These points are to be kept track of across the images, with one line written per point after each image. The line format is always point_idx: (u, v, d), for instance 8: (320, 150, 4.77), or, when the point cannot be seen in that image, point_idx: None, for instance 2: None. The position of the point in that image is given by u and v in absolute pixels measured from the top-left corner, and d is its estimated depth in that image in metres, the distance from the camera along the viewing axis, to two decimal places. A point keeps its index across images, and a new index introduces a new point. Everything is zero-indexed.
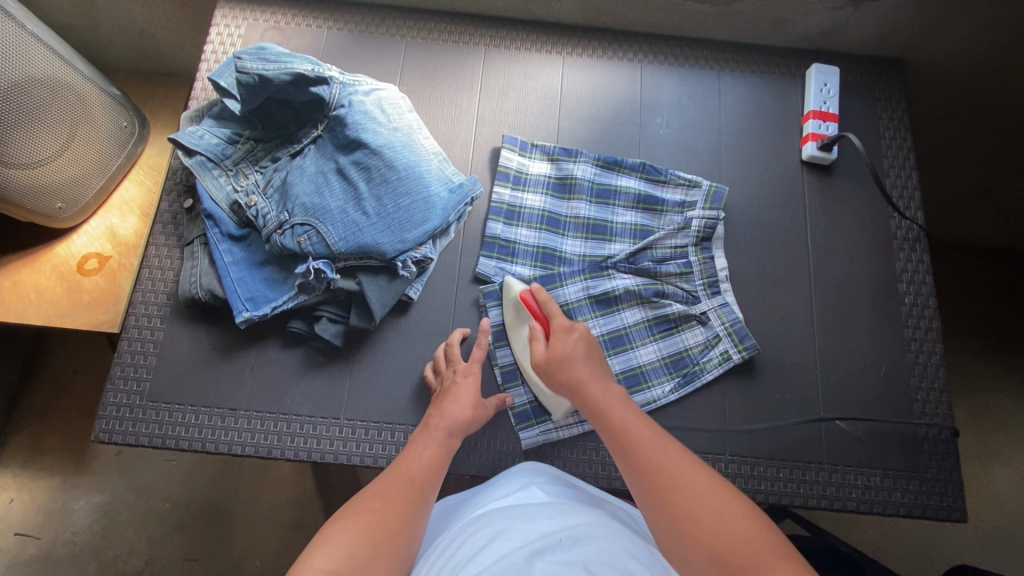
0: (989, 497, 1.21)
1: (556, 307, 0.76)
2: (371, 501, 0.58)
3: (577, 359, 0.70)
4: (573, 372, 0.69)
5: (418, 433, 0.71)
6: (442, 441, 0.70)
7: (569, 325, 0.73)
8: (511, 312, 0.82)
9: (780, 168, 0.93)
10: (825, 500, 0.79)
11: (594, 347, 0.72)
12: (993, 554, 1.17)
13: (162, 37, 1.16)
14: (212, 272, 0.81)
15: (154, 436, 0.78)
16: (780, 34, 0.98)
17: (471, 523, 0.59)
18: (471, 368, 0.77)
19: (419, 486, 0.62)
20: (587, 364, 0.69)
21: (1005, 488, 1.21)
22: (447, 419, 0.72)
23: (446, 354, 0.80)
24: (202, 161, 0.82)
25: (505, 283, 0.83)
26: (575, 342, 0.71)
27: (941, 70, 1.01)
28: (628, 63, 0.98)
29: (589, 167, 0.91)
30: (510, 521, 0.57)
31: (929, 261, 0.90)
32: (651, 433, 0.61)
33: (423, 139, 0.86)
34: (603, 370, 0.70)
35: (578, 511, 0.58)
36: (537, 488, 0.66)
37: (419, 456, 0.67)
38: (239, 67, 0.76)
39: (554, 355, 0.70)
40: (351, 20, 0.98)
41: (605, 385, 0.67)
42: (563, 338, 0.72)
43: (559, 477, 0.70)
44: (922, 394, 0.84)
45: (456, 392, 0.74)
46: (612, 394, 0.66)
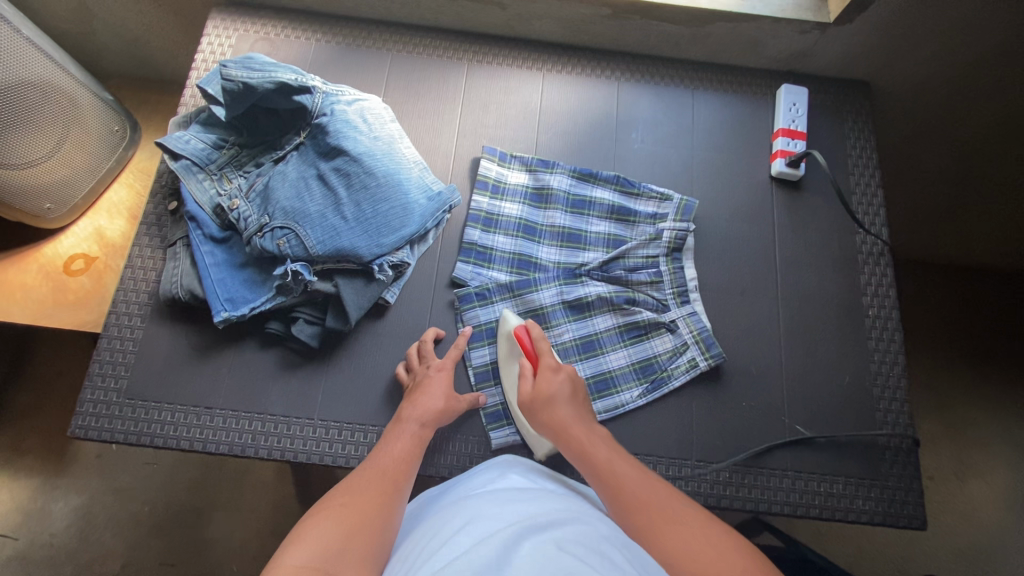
0: (960, 511, 1.23)
1: (546, 345, 0.79)
2: (342, 496, 0.60)
3: (561, 401, 0.73)
4: (558, 413, 0.72)
5: (392, 427, 0.74)
6: (415, 432, 0.72)
7: (556, 365, 0.76)
8: (504, 347, 0.84)
9: (751, 184, 0.97)
10: (789, 506, 0.81)
11: (580, 389, 0.76)
12: (962, 568, 1.18)
13: (156, 46, 1.19)
14: (192, 273, 0.82)
15: (129, 432, 0.79)
16: (752, 56, 1.02)
17: (447, 510, 0.61)
18: (444, 364, 0.80)
19: (392, 477, 0.65)
20: (572, 406, 0.73)
21: (977, 502, 1.23)
22: (418, 410, 0.75)
23: (420, 351, 0.83)
24: (187, 165, 0.84)
25: (500, 317, 0.86)
26: (561, 383, 0.75)
27: (906, 93, 1.05)
28: (605, 80, 1.02)
29: (565, 178, 0.94)
30: (487, 506, 0.58)
31: (892, 275, 0.93)
32: (634, 472, 0.64)
33: (404, 148, 0.89)
34: (586, 413, 0.73)
35: (553, 499, 0.60)
36: (515, 477, 0.68)
37: (393, 450, 0.69)
38: (226, 75, 0.79)
39: (540, 394, 0.74)
40: (339, 33, 1.02)
41: (588, 429, 0.70)
42: (550, 378, 0.75)
43: (534, 468, 0.72)
44: (883, 404, 0.86)
45: (428, 385, 0.77)
46: (593, 436, 0.70)
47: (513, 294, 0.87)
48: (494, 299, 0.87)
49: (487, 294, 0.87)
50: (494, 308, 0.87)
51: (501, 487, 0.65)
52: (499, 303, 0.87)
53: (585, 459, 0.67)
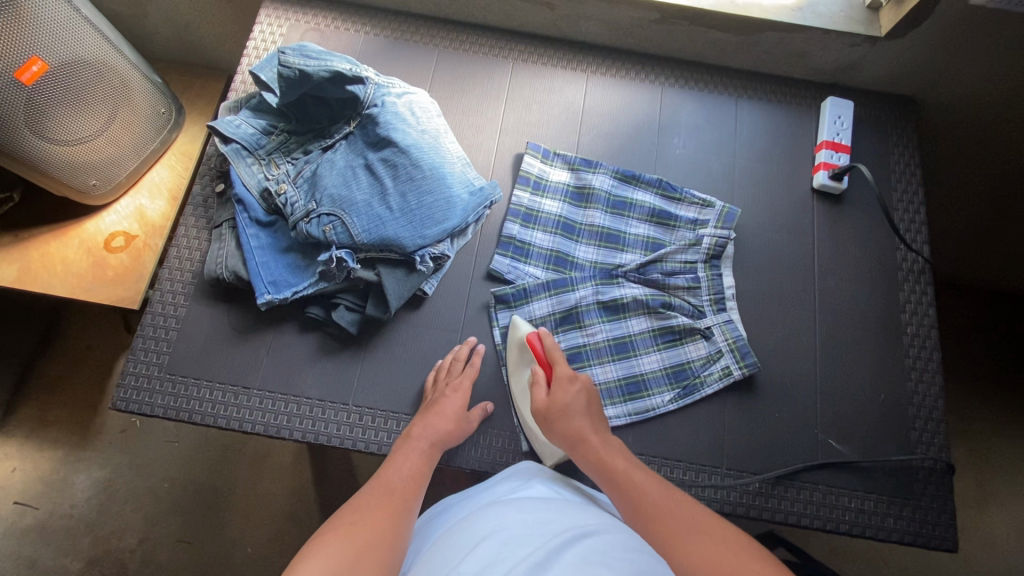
0: (983, 539, 1.21)
1: (560, 355, 0.78)
2: (352, 513, 0.61)
3: (577, 411, 0.73)
4: (573, 423, 0.72)
5: (400, 445, 0.74)
6: (424, 451, 0.73)
7: (571, 375, 0.76)
8: (515, 353, 0.84)
9: (791, 195, 0.96)
10: (818, 520, 0.80)
11: (594, 400, 0.76)
12: None
13: (204, 31, 1.21)
14: (237, 254, 0.84)
15: (168, 407, 0.81)
16: (797, 67, 1.01)
17: (469, 518, 0.62)
18: (461, 384, 0.79)
19: (401, 495, 0.65)
20: (588, 416, 0.73)
21: (1002, 532, 1.21)
22: (430, 431, 0.75)
23: (449, 364, 0.82)
24: (237, 148, 0.86)
25: (512, 323, 0.85)
26: (577, 393, 0.74)
27: (953, 111, 1.04)
28: (649, 84, 1.02)
29: (607, 178, 0.94)
30: (508, 513, 0.60)
31: (932, 294, 0.92)
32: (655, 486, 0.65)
33: (449, 143, 0.89)
34: (600, 422, 0.73)
35: (576, 511, 0.60)
36: (535, 484, 0.69)
37: (401, 467, 0.70)
38: (283, 61, 0.81)
39: (555, 404, 0.73)
40: (387, 26, 1.03)
41: (603, 439, 0.71)
42: (564, 388, 0.74)
43: (545, 472, 0.73)
44: (919, 423, 0.85)
45: (441, 405, 0.77)
46: (610, 448, 0.70)
47: (550, 291, 0.88)
48: (531, 295, 0.87)
49: (523, 291, 0.87)
50: (531, 306, 0.87)
51: (521, 495, 0.66)
52: (537, 301, 0.88)
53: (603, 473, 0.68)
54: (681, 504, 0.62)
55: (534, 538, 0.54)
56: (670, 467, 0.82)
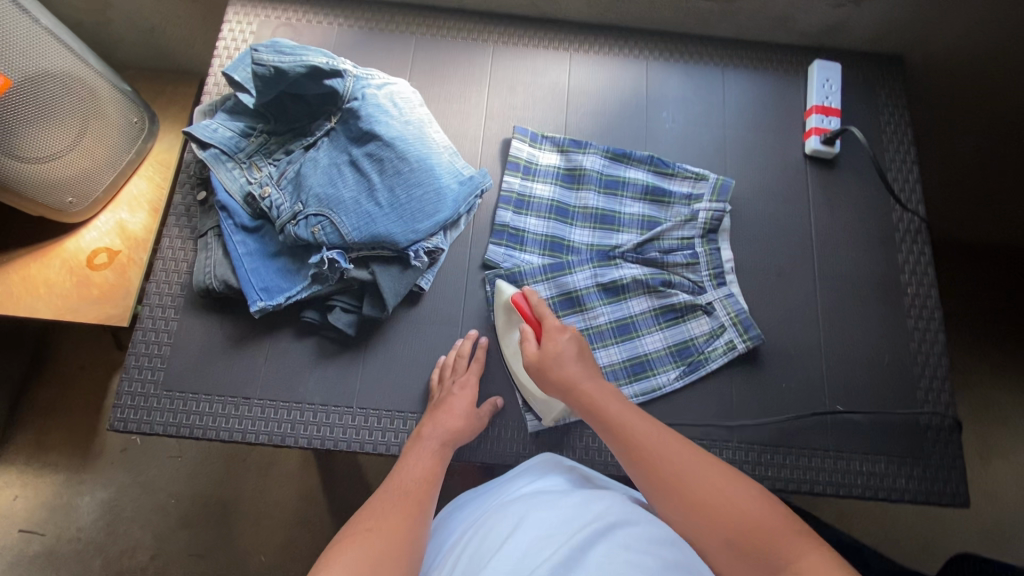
0: (990, 491, 1.22)
1: (546, 308, 0.77)
2: (367, 520, 0.59)
3: (568, 359, 0.72)
4: (566, 373, 0.71)
5: (411, 445, 0.73)
6: (435, 451, 0.72)
7: (559, 327, 0.74)
8: (502, 316, 0.83)
9: (784, 162, 0.95)
10: (831, 486, 0.80)
11: (583, 342, 0.75)
12: (994, 546, 1.18)
13: (171, 34, 1.17)
14: (225, 263, 0.82)
15: (168, 424, 0.79)
16: (782, 31, 1.00)
17: (483, 520, 0.61)
18: (468, 381, 0.79)
19: (415, 499, 0.64)
20: (580, 362, 0.72)
21: (1005, 483, 1.23)
22: (440, 429, 0.74)
23: (453, 362, 0.81)
24: (216, 153, 0.83)
25: (498, 287, 0.84)
26: (567, 342, 0.73)
27: (940, 66, 1.03)
28: (634, 59, 1.00)
29: (598, 158, 0.92)
30: (523, 513, 0.59)
31: (930, 253, 0.91)
32: (648, 428, 0.65)
33: (434, 132, 0.87)
34: (592, 367, 0.72)
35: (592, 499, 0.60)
36: (546, 479, 0.68)
37: (412, 468, 0.69)
38: (256, 59, 0.77)
39: (546, 357, 0.72)
40: (361, 16, 1.00)
41: (597, 383, 0.70)
42: (555, 339, 0.73)
43: (553, 461, 0.72)
44: (924, 381, 0.85)
45: (450, 403, 0.76)
46: (603, 390, 0.70)
47: (547, 278, 0.86)
48: (528, 284, 0.86)
49: (520, 280, 0.86)
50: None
51: (534, 490, 0.65)
52: (536, 289, 0.86)
53: (600, 421, 0.67)
54: (678, 446, 0.63)
55: (554, 538, 0.53)
56: None
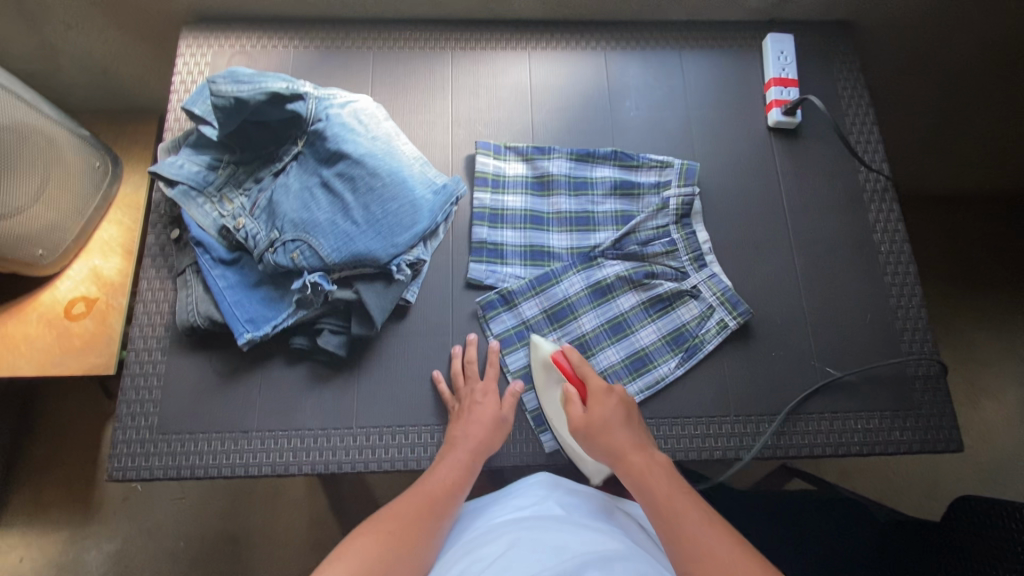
0: (986, 432, 1.26)
1: (589, 368, 0.78)
2: (391, 521, 0.63)
3: (617, 426, 0.73)
4: (614, 438, 0.72)
5: (444, 452, 0.75)
6: (465, 461, 0.73)
7: (606, 389, 0.76)
8: (540, 373, 0.83)
9: (749, 136, 0.97)
10: (830, 447, 0.82)
11: (633, 411, 0.76)
12: (996, 485, 1.22)
13: (126, 74, 1.15)
14: (208, 298, 0.81)
15: (168, 467, 0.78)
16: (732, 9, 1.01)
17: (494, 536, 0.64)
18: (489, 387, 0.80)
19: (437, 508, 0.67)
20: (627, 430, 0.73)
21: (996, 422, 1.27)
22: (468, 438, 0.75)
23: (463, 368, 0.83)
24: (184, 190, 0.82)
25: (533, 342, 0.84)
26: (613, 407, 0.75)
27: (888, 27, 1.05)
28: (592, 51, 1.01)
29: (563, 162, 0.93)
30: (535, 537, 0.62)
31: (898, 210, 0.94)
32: (696, 506, 0.64)
33: (402, 145, 0.87)
34: (643, 441, 0.73)
35: (600, 536, 0.63)
36: (556, 501, 0.70)
37: (442, 475, 0.71)
38: (215, 91, 0.76)
39: (591, 419, 0.74)
40: (317, 36, 1.00)
41: (643, 454, 0.71)
42: (601, 402, 0.75)
43: (574, 488, 0.74)
44: (907, 334, 0.88)
45: (473, 412, 0.78)
46: (649, 463, 0.70)
47: (536, 291, 0.87)
48: (517, 301, 0.87)
49: (509, 297, 0.87)
50: (519, 310, 0.87)
51: (545, 514, 0.68)
52: (524, 303, 0.87)
53: (640, 487, 0.68)
54: (716, 528, 0.61)
55: (562, 570, 0.56)
56: (681, 425, 0.83)
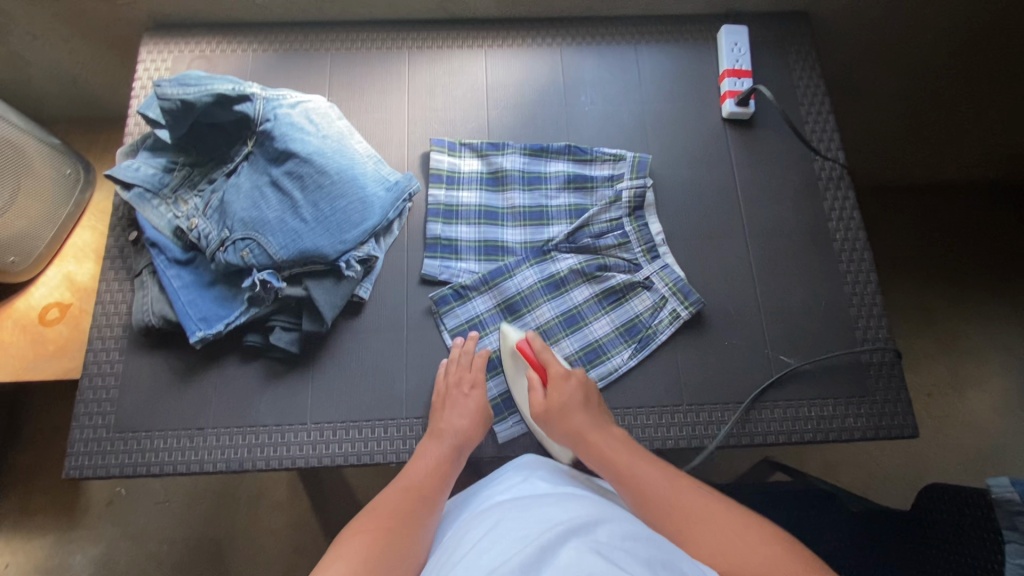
0: (966, 421, 1.25)
1: (550, 354, 0.80)
2: (386, 517, 0.62)
3: (577, 408, 0.75)
4: (574, 420, 0.74)
5: (428, 444, 0.75)
6: (449, 453, 0.74)
7: (565, 373, 0.78)
8: (509, 362, 0.84)
9: (704, 129, 0.97)
10: (784, 435, 0.82)
11: (592, 393, 0.78)
12: (979, 475, 1.21)
13: (95, 82, 1.17)
14: (162, 298, 0.82)
15: (124, 465, 0.79)
16: (687, 3, 1.02)
17: (477, 520, 0.62)
18: (473, 378, 0.80)
19: (426, 501, 0.67)
20: (587, 411, 0.75)
21: (978, 410, 1.26)
22: (451, 432, 0.75)
23: (458, 359, 0.82)
24: (140, 192, 0.83)
25: (501, 332, 0.85)
26: (572, 390, 0.76)
27: (845, 17, 1.06)
28: (548, 48, 1.02)
29: (517, 157, 0.94)
30: (517, 511, 0.59)
31: (854, 197, 0.94)
32: (660, 472, 0.66)
33: (355, 143, 0.89)
34: (601, 417, 0.75)
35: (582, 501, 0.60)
36: (538, 480, 0.68)
37: (428, 468, 0.71)
38: (161, 94, 0.78)
39: (553, 405, 0.76)
40: (275, 40, 1.01)
41: (605, 434, 0.72)
42: (560, 387, 0.77)
43: (565, 469, 0.73)
44: (862, 321, 0.88)
45: (456, 403, 0.78)
46: (612, 441, 0.71)
47: (490, 285, 0.88)
48: (471, 295, 0.88)
49: (463, 292, 0.87)
50: (472, 304, 0.88)
51: (528, 492, 0.65)
52: (478, 297, 0.88)
53: (604, 465, 0.69)
54: (688, 491, 0.63)
55: (542, 530, 0.53)
56: (634, 415, 0.83)
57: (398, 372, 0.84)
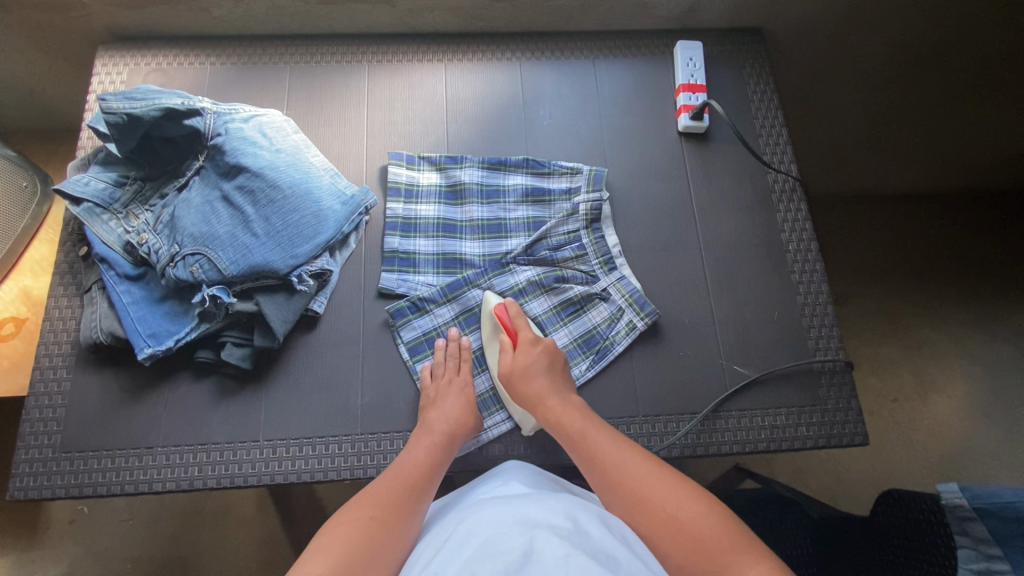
0: (930, 425, 1.28)
1: (523, 321, 0.83)
2: (370, 508, 0.62)
3: (539, 372, 0.78)
4: (536, 384, 0.77)
5: (420, 434, 0.75)
6: (442, 442, 0.73)
7: (534, 339, 0.81)
8: (487, 326, 0.86)
9: (661, 142, 0.99)
10: (738, 444, 0.83)
11: (557, 359, 0.80)
12: (943, 478, 1.23)
13: (53, 93, 1.15)
14: (111, 314, 0.81)
15: (70, 485, 0.77)
16: (643, 18, 1.04)
17: (454, 520, 0.60)
18: (466, 376, 0.82)
19: (415, 491, 0.66)
20: (550, 379, 0.78)
21: (943, 415, 1.28)
22: (446, 420, 0.76)
23: (444, 358, 0.83)
24: (90, 207, 0.82)
25: (483, 297, 0.88)
26: (539, 356, 0.79)
27: (798, 33, 1.09)
28: (507, 62, 1.03)
29: (475, 171, 0.95)
30: (497, 507, 0.58)
31: (806, 209, 0.96)
32: (613, 444, 0.69)
33: (311, 156, 0.89)
34: (563, 384, 0.78)
35: (558, 499, 0.59)
36: (518, 481, 0.67)
37: (418, 459, 0.71)
38: (105, 108, 0.78)
39: (518, 368, 0.79)
40: (234, 54, 1.01)
41: (566, 401, 0.76)
42: (528, 352, 0.79)
43: (539, 471, 0.72)
44: (814, 331, 0.89)
45: (450, 396, 0.78)
46: (572, 411, 0.75)
47: (448, 297, 0.88)
48: (428, 307, 0.88)
49: (420, 304, 0.87)
50: (430, 317, 0.87)
51: (507, 492, 0.64)
52: (436, 310, 0.88)
53: (561, 429, 0.73)
54: (638, 461, 0.66)
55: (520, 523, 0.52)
56: None
57: (354, 387, 0.83)
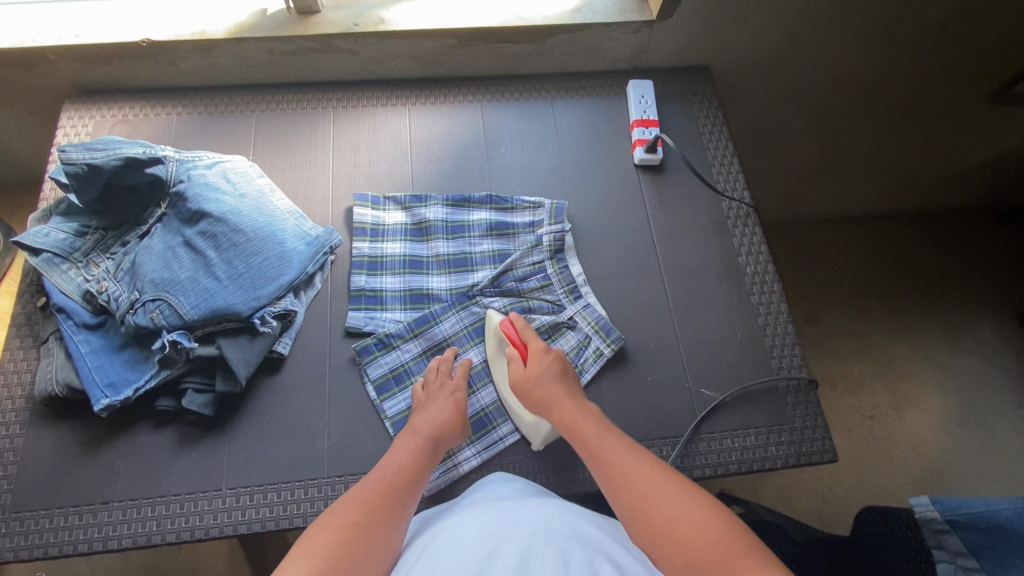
0: (909, 440, 1.29)
1: (532, 332, 0.83)
2: (354, 513, 0.59)
3: (550, 379, 0.77)
4: (547, 388, 0.76)
5: (405, 436, 0.73)
6: (427, 447, 0.72)
7: (545, 349, 0.80)
8: (493, 344, 0.87)
9: (619, 174, 1.03)
10: (709, 468, 0.83)
11: (568, 368, 0.79)
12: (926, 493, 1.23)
13: (20, 147, 1.16)
14: (68, 365, 0.79)
15: (18, 548, 0.73)
16: (597, 60, 1.09)
17: (450, 519, 0.60)
18: (458, 384, 0.80)
19: (399, 495, 0.64)
20: (560, 384, 0.76)
21: (918, 429, 1.30)
22: (433, 425, 0.74)
23: (438, 368, 0.82)
24: (49, 258, 0.81)
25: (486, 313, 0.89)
26: (550, 363, 0.78)
27: (742, 71, 1.15)
28: (469, 105, 1.07)
29: (439, 208, 0.97)
30: (497, 507, 0.59)
31: (761, 233, 0.99)
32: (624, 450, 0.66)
33: (276, 200, 0.91)
34: (572, 385, 0.77)
35: (555, 503, 0.61)
36: (507, 487, 0.68)
37: (402, 462, 0.69)
38: (65, 159, 0.78)
39: (531, 376, 0.77)
40: (200, 104, 1.03)
41: (576, 403, 0.74)
42: (539, 360, 0.78)
43: (528, 483, 0.72)
44: (776, 350, 0.91)
45: (437, 402, 0.77)
46: (584, 413, 0.73)
47: (415, 333, 0.89)
48: (395, 343, 0.88)
49: (387, 340, 0.87)
50: (397, 353, 0.87)
51: (498, 495, 0.66)
52: (403, 345, 0.88)
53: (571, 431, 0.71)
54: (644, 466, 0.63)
55: (530, 526, 0.54)
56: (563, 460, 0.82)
57: (320, 429, 0.82)
